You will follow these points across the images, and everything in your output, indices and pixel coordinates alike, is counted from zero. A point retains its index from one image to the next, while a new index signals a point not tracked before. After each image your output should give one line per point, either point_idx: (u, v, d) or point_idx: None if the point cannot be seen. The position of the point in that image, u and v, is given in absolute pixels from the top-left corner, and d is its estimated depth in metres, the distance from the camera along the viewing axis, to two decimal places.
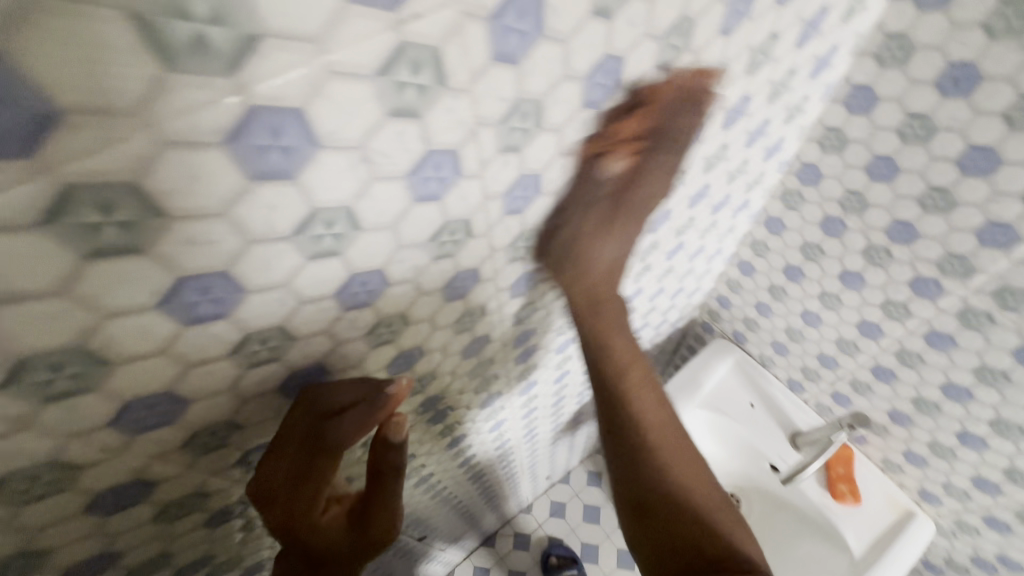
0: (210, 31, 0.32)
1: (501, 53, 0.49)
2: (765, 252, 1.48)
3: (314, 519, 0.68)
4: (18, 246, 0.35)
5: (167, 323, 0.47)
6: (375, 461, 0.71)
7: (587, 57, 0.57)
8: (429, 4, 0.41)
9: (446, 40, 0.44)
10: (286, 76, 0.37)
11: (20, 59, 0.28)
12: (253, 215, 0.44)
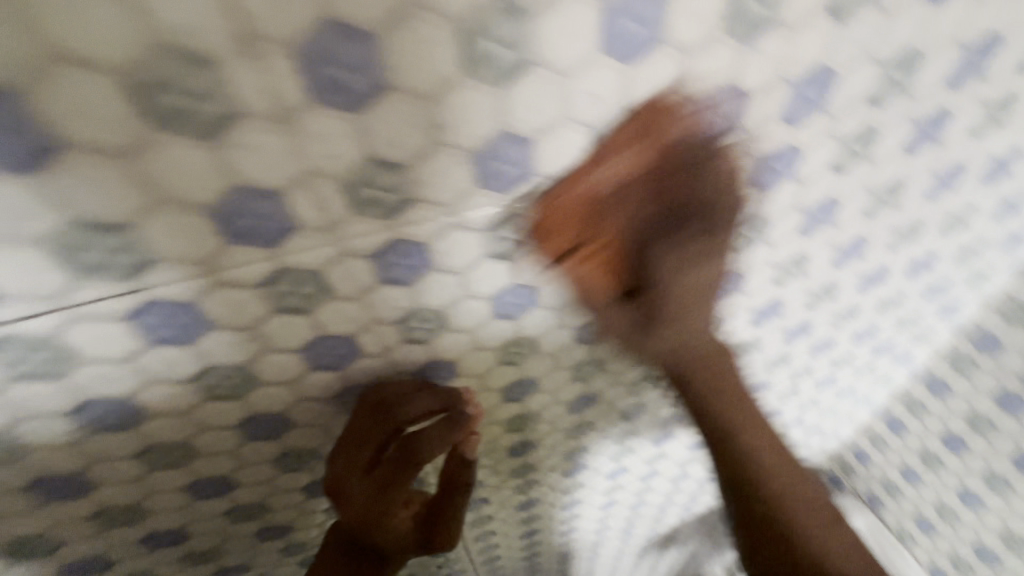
0: (500, 50, 0.38)
1: (782, 113, 0.53)
2: (921, 413, 1.26)
3: (352, 479, 0.61)
4: (279, 161, 0.38)
5: (368, 273, 0.49)
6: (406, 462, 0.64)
7: (812, 130, 0.57)
8: (705, 45, 0.44)
9: (728, 75, 0.47)
10: (530, 89, 0.41)
11: (200, 59, 0.31)
12: (445, 201, 0.46)
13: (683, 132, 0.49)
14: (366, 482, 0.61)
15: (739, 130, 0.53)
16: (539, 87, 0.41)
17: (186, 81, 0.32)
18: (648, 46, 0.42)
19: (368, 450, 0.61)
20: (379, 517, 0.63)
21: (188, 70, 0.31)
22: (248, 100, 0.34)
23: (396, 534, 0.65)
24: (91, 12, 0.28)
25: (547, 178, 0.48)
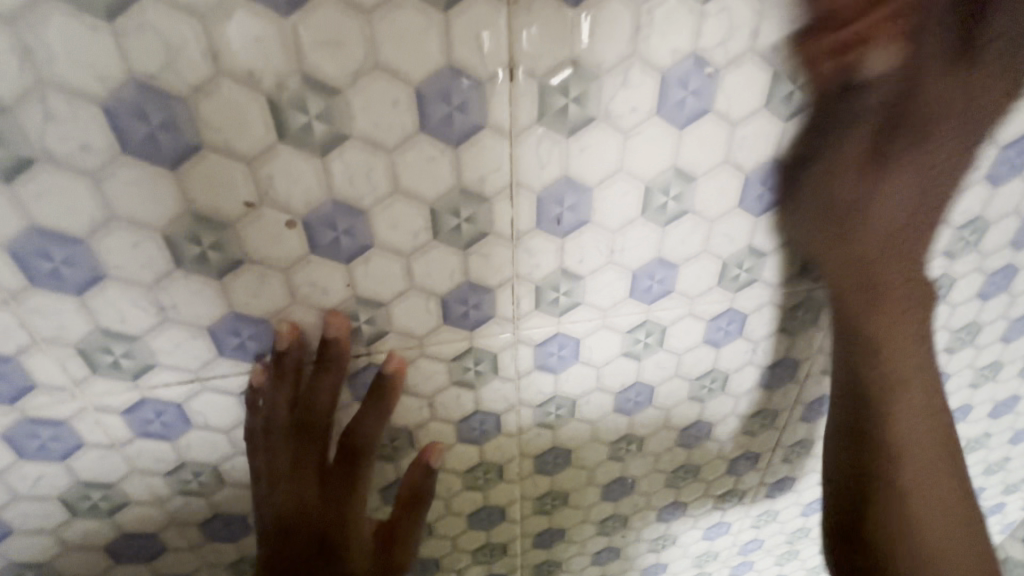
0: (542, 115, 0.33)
1: None
2: None
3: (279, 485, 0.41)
4: (253, 277, 0.35)
5: (439, 374, 0.43)
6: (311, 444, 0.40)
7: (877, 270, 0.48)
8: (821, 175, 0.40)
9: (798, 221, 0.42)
10: (594, 158, 0.35)
11: (196, 176, 0.30)
12: (417, 312, 0.39)
13: (708, 331, 0.47)
14: (306, 495, 0.41)
15: (808, 326, 0.50)
16: (568, 284, 0.40)
17: (210, 266, 0.34)
18: (695, 252, 0.42)
19: (305, 472, 0.41)
20: (336, 540, 0.41)
21: (205, 227, 0.32)
22: (260, 286, 0.35)
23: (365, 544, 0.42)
24: (145, 193, 0.30)
25: (579, 369, 0.46)
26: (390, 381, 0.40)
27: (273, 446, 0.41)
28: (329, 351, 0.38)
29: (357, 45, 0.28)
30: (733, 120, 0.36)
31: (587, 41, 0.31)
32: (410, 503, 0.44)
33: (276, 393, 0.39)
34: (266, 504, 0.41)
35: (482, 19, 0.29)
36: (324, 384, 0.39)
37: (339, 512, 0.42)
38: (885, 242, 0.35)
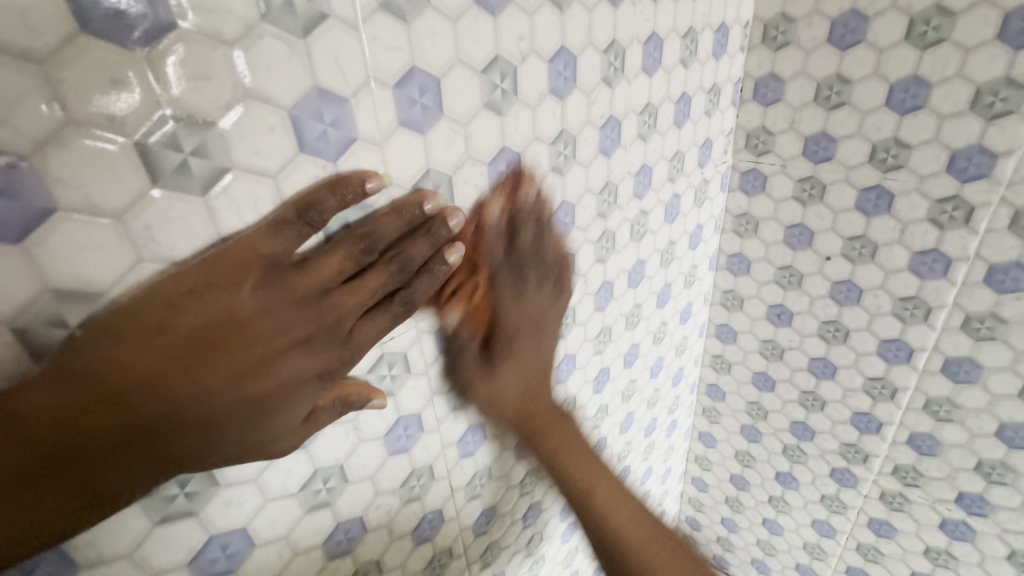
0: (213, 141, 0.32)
1: (494, 189, 0.50)
2: (739, 506, 1.20)
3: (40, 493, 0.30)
4: None
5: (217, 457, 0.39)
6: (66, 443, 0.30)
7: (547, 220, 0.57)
8: (490, 152, 0.48)
9: (482, 204, 0.49)
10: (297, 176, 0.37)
11: None
12: None
13: None
14: (312, 331, 0.37)
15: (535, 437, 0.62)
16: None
17: None
18: None
19: (342, 309, 0.38)
20: (276, 400, 0.37)
21: None
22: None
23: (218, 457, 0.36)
24: None
25: (411, 383, 0.51)
26: (445, 275, 0.41)
27: (336, 257, 0.37)
28: (442, 222, 0.40)
29: (38, 100, 0.26)
30: (456, 122, 0.44)
31: (320, 70, 0.35)
32: (342, 403, 0.43)
33: (388, 217, 0.39)
34: (273, 310, 0.35)
35: (196, 62, 0.30)
36: (413, 247, 0.40)
37: (318, 369, 0.38)
38: (534, 413, 0.58)
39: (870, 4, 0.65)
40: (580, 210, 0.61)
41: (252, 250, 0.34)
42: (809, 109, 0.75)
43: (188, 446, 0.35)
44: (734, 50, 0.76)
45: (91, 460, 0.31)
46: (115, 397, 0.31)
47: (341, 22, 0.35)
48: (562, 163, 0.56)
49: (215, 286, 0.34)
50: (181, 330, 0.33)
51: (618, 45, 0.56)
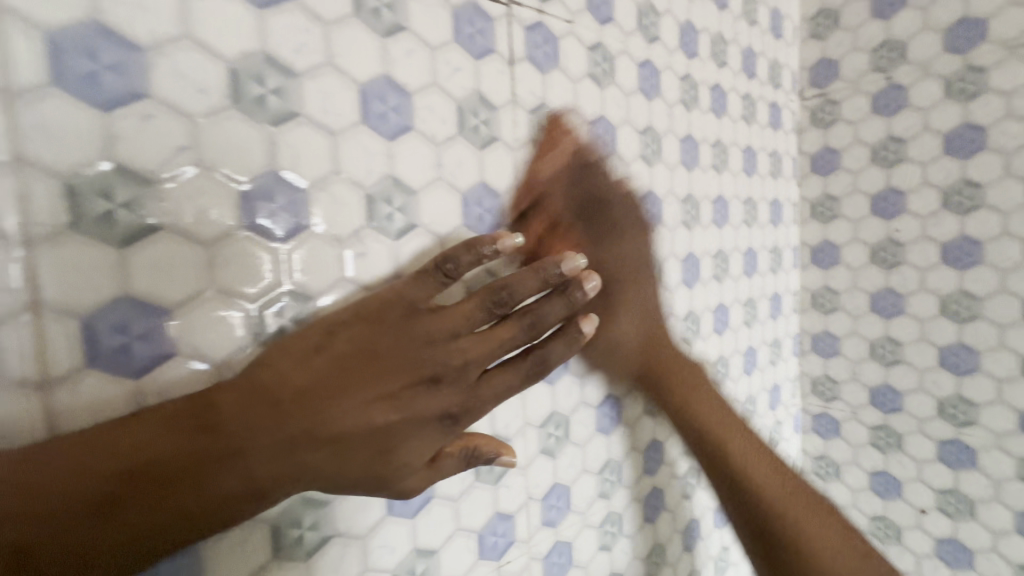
0: None
1: (599, 427, 0.59)
2: None
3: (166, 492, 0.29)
4: None
5: None
6: (210, 437, 0.30)
7: (638, 455, 0.64)
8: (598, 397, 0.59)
9: (590, 439, 0.58)
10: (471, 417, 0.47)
11: None
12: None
13: (600, 536, 0.60)
14: (442, 370, 0.35)
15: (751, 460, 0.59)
16: (502, 525, 0.51)
17: None
18: (522, 500, 0.52)
19: (471, 354, 0.36)
20: (390, 437, 0.34)
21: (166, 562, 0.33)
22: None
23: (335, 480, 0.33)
24: None
25: None
26: (579, 340, 0.39)
27: (469, 304, 0.36)
28: (577, 283, 0.38)
29: None
30: (576, 375, 0.56)
31: None
32: (471, 453, 0.37)
33: (526, 273, 0.37)
34: (412, 343, 0.35)
35: None
36: (549, 306, 0.38)
37: (445, 409, 0.35)
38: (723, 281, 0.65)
39: (902, 285, 0.78)
40: (669, 447, 0.68)
41: (398, 294, 0.36)
42: (868, 364, 0.83)
43: (289, 477, 0.32)
44: (789, 310, 0.87)
45: (225, 466, 0.30)
46: (240, 408, 0.31)
47: None
48: (653, 406, 0.66)
49: (363, 319, 0.35)
50: (334, 352, 0.34)
51: (694, 312, 0.69)
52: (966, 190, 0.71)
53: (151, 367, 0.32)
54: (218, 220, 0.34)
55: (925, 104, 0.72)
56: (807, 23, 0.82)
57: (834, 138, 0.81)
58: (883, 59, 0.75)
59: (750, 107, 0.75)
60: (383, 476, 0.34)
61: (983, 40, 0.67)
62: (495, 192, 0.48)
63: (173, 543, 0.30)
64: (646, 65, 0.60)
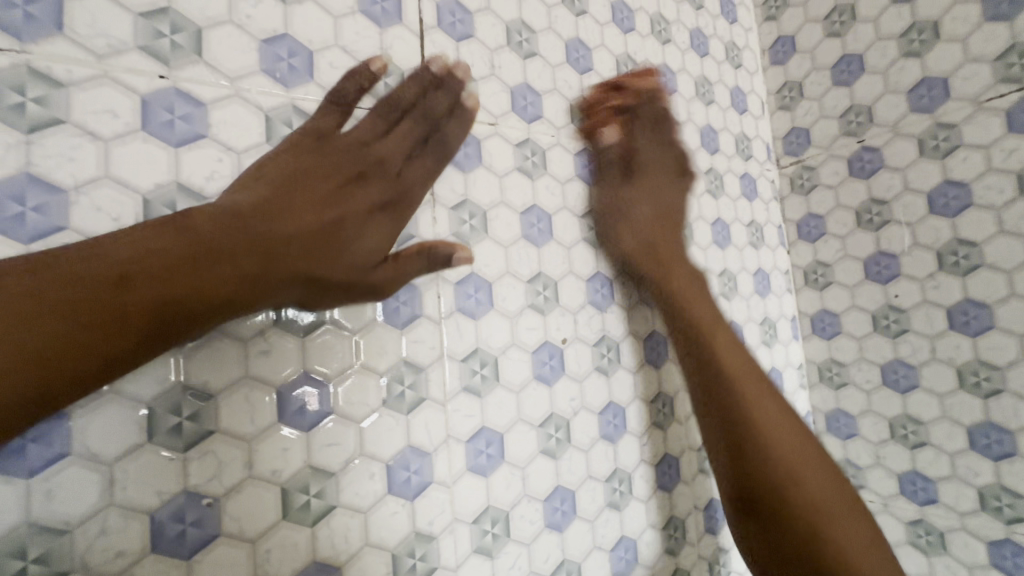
0: (438, 461, 0.50)
1: (609, 500, 0.60)
2: None
3: (153, 283, 0.34)
4: None
5: None
6: (184, 232, 0.36)
7: (656, 533, 0.64)
8: (605, 470, 0.60)
9: (599, 514, 0.59)
10: (472, 488, 0.51)
11: (207, 561, 0.39)
12: None
13: None
14: (364, 171, 0.44)
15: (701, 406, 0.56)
16: None
17: None
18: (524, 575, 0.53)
19: (384, 151, 0.46)
20: (344, 231, 0.43)
21: None
22: (286, 550, 0.42)
23: (320, 262, 0.41)
24: None
25: None
26: (471, 115, 0.48)
27: (366, 122, 0.46)
28: (449, 75, 0.47)
29: (350, 444, 0.45)
30: (580, 448, 0.59)
31: (489, 415, 0.53)
32: (430, 256, 0.44)
33: (407, 83, 0.47)
34: (334, 154, 0.44)
35: (430, 420, 0.50)
36: (433, 100, 0.47)
37: (380, 200, 0.45)
38: (653, 243, 0.60)
39: (912, 355, 0.72)
40: (688, 526, 0.67)
41: (309, 126, 0.44)
42: (891, 447, 0.75)
43: (269, 268, 0.39)
44: (794, 387, 0.83)
45: (194, 255, 0.36)
46: (200, 212, 0.37)
47: (505, 386, 0.54)
48: (669, 480, 0.66)
49: (286, 149, 0.43)
50: (270, 166, 0.42)
51: (665, 395, 0.67)
52: (961, 250, 0.68)
53: (194, 443, 0.39)
54: (254, 319, 0.43)
55: (902, 164, 0.72)
56: (775, 95, 0.86)
57: (817, 204, 0.82)
58: (852, 124, 0.77)
59: (715, 180, 0.78)
60: (353, 260, 0.43)
61: (948, 97, 0.69)
62: (487, 282, 0.55)
63: (166, 319, 0.35)
64: (584, 153, 0.64)
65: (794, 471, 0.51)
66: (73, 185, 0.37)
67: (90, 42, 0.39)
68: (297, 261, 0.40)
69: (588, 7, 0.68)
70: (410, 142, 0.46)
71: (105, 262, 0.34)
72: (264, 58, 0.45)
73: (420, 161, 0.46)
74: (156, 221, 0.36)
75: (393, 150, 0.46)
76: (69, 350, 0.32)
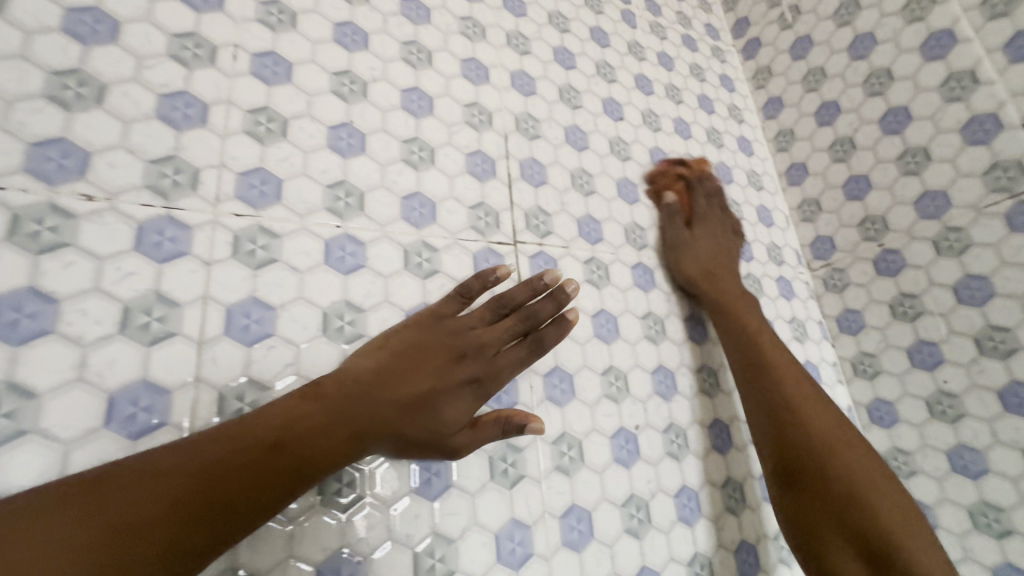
0: (537, 535, 0.56)
1: None
2: None
3: (297, 450, 0.42)
4: None
5: None
6: (328, 402, 0.45)
7: None
8: (686, 554, 0.64)
9: None
10: (568, 562, 0.56)
11: None
12: None
13: None
14: (463, 352, 0.52)
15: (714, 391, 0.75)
16: None
17: None
18: None
19: (484, 339, 0.54)
20: (437, 403, 0.50)
21: None
22: None
23: (416, 428, 0.48)
24: None
25: None
26: (566, 326, 0.58)
27: (478, 312, 0.56)
28: (561, 289, 0.59)
29: (464, 514, 0.53)
30: (661, 530, 0.63)
31: (578, 493, 0.60)
32: (505, 424, 0.52)
33: (519, 288, 0.58)
34: (441, 336, 0.52)
35: (529, 496, 0.57)
36: (542, 306, 0.58)
37: (470, 379, 0.52)
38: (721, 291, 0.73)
39: (975, 440, 0.75)
40: None
41: (431, 313, 0.53)
42: (976, 538, 0.73)
43: (378, 429, 0.46)
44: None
45: (333, 424, 0.44)
46: (338, 384, 0.46)
47: (590, 467, 0.62)
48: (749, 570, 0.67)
49: (411, 327, 0.52)
50: (391, 343, 0.51)
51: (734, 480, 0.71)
52: (996, 335, 0.74)
53: (349, 506, 0.49)
54: None
55: (923, 263, 0.82)
56: (796, 210, 1.00)
57: (851, 300, 0.90)
58: (870, 231, 0.89)
59: (754, 283, 0.89)
60: (435, 425, 0.49)
61: (950, 206, 0.80)
62: (568, 372, 0.65)
63: (302, 480, 0.42)
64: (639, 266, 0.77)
65: (838, 456, 0.60)
66: (280, 304, 0.52)
67: (296, 207, 0.56)
68: (400, 424, 0.47)
69: (632, 154, 0.86)
70: (504, 336, 0.55)
71: (258, 433, 0.41)
72: (404, 209, 0.62)
73: (508, 353, 0.55)
74: (298, 394, 0.45)
75: (490, 343, 0.54)
76: (231, 509, 0.39)
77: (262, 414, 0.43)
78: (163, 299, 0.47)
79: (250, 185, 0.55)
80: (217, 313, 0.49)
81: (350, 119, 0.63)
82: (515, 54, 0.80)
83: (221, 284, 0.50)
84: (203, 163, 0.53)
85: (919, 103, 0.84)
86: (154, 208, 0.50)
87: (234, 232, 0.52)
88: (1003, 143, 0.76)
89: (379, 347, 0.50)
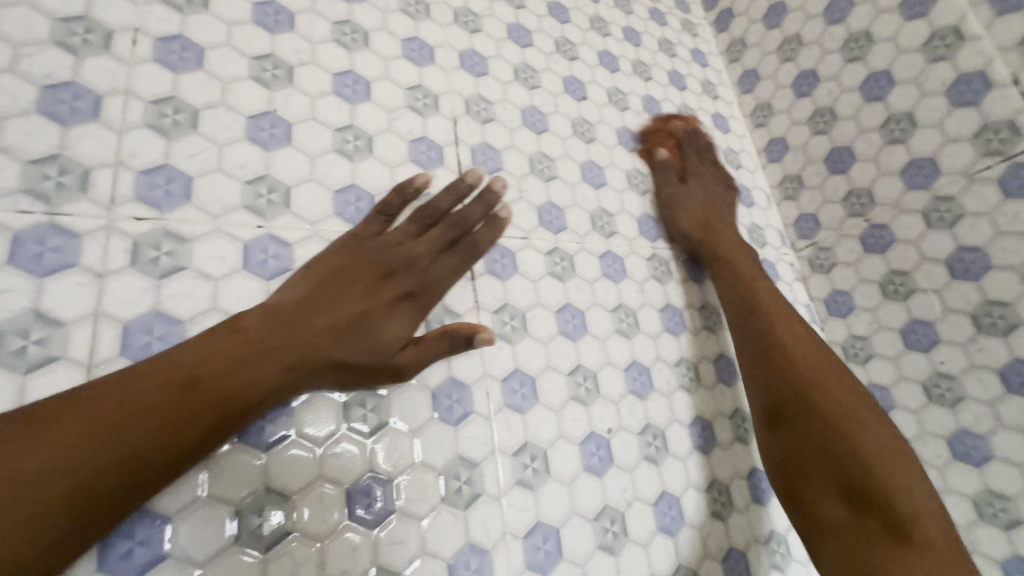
0: (496, 560, 0.50)
1: None
2: None
3: (212, 383, 0.39)
4: None
5: None
6: (244, 331, 0.41)
7: None
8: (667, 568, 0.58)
9: None
10: None
11: None
12: None
13: None
14: (393, 269, 0.48)
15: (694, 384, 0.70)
16: None
17: None
18: None
19: (414, 252, 0.50)
20: (371, 324, 0.46)
21: None
22: None
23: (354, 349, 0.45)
24: None
25: None
26: (501, 225, 0.54)
27: (404, 227, 0.51)
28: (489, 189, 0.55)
29: (412, 543, 0.48)
30: (638, 543, 0.57)
31: (542, 510, 0.54)
32: (451, 337, 0.47)
33: (443, 195, 0.53)
34: (368, 257, 0.48)
35: (487, 516, 0.51)
36: (469, 210, 0.53)
37: (404, 295, 0.48)
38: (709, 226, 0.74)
39: (976, 424, 0.70)
40: None
41: (354, 236, 0.50)
42: (982, 530, 0.68)
43: (306, 356, 0.42)
44: None
45: (252, 355, 0.40)
46: (257, 313, 0.43)
47: (556, 479, 0.56)
48: None
49: (336, 251, 0.48)
50: (314, 270, 0.47)
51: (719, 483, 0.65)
52: (994, 310, 0.69)
53: (274, 543, 0.44)
54: (325, 427, 0.48)
55: (913, 237, 0.76)
56: (778, 188, 0.94)
57: (840, 280, 0.85)
58: (855, 206, 0.83)
59: None
60: (373, 343, 0.45)
61: (939, 173, 0.74)
62: (530, 374, 0.59)
63: (226, 414, 0.39)
64: (608, 255, 0.71)
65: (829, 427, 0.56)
66: (189, 318, 0.46)
67: (208, 207, 0.50)
68: (333, 347, 0.44)
69: (597, 135, 0.80)
70: (433, 245, 0.51)
71: (166, 369, 0.38)
72: (337, 204, 0.56)
73: (441, 262, 0.51)
74: (214, 328, 0.41)
75: (419, 255, 0.50)
76: (150, 447, 0.36)
77: (176, 352, 0.39)
78: (42, 318, 0.41)
79: (153, 183, 0.48)
80: (111, 331, 0.43)
81: (273, 107, 0.57)
82: (464, 32, 0.74)
83: (116, 297, 0.44)
84: (95, 161, 0.47)
85: (901, 66, 0.79)
86: (33, 215, 0.43)
87: (132, 237, 0.46)
88: (992, 104, 0.70)
89: (302, 277, 0.46)
